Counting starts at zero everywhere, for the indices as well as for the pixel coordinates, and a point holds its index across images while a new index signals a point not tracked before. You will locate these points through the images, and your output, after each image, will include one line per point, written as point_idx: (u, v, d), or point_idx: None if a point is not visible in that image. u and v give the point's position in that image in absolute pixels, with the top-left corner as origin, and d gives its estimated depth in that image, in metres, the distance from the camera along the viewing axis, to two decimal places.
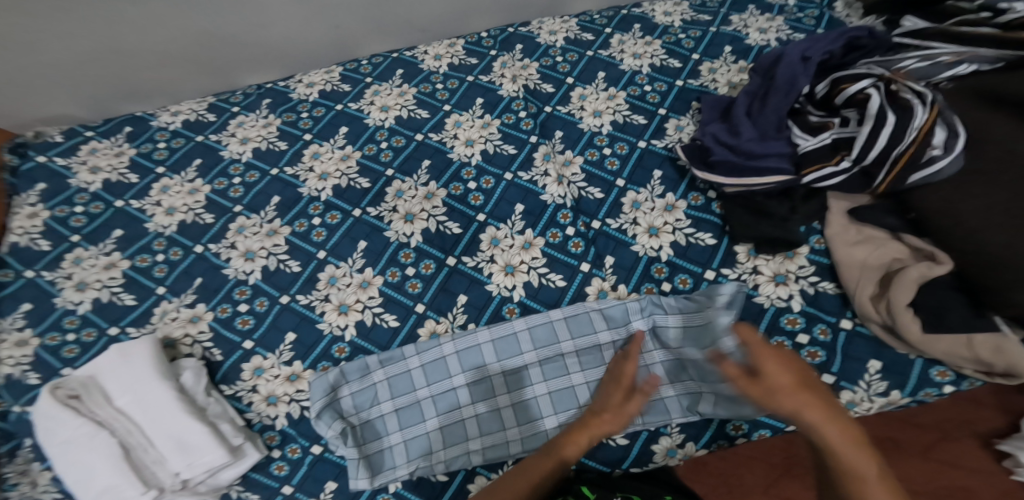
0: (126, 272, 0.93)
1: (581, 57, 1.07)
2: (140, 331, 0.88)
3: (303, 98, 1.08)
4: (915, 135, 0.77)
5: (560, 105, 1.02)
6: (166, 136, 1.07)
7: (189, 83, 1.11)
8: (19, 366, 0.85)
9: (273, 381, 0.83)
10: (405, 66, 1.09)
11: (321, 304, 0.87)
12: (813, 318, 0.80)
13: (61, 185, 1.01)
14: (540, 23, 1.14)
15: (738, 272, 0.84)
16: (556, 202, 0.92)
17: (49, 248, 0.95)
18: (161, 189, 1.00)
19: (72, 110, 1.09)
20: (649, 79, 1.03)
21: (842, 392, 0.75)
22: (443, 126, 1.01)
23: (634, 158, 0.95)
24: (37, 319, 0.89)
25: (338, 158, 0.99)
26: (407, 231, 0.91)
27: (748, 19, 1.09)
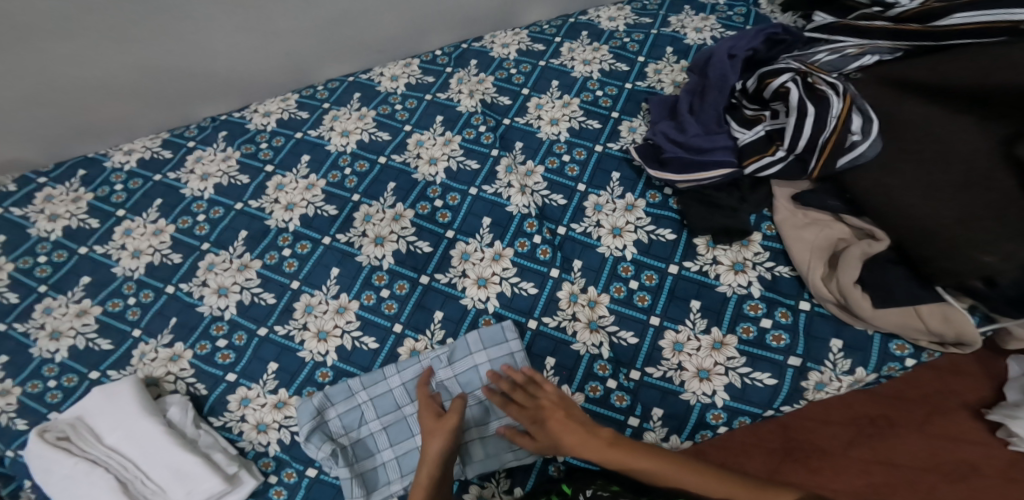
0: (99, 318, 0.93)
1: (534, 68, 1.10)
2: (120, 374, 0.88)
3: (263, 128, 1.09)
4: (835, 123, 0.82)
5: (517, 116, 1.04)
6: (122, 177, 1.06)
7: (142, 119, 1.11)
8: (5, 414, 0.85)
9: (261, 410, 0.84)
10: (362, 89, 1.11)
11: (300, 332, 0.89)
12: (774, 302, 0.85)
13: (21, 235, 1.00)
14: (491, 37, 1.17)
15: (700, 264, 0.88)
16: (521, 212, 0.94)
17: (18, 300, 0.94)
18: (125, 231, 1.00)
19: (24, 156, 1.08)
20: (600, 85, 1.07)
21: (810, 373, 0.80)
22: (404, 147, 1.03)
23: (593, 162, 0.98)
24: (12, 371, 0.88)
25: (303, 187, 1.01)
26: (379, 254, 0.93)
27: (687, 20, 1.13)
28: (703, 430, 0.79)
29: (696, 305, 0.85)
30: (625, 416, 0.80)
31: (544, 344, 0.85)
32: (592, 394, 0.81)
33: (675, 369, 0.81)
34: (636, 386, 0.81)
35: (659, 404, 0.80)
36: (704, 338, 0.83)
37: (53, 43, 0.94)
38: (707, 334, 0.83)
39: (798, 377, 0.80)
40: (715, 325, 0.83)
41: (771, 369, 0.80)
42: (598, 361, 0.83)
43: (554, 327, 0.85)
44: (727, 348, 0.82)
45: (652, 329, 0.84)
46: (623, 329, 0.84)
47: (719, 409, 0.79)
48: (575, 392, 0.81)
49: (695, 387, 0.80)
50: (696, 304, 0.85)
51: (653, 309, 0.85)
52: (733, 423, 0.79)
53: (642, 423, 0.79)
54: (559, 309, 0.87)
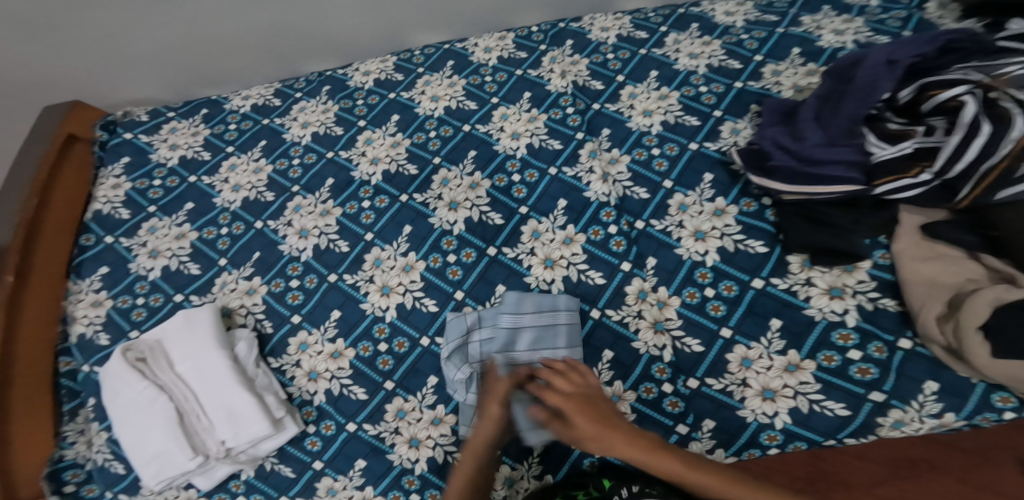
0: (193, 243, 0.99)
1: (634, 55, 1.05)
2: (202, 299, 0.93)
3: (360, 86, 1.12)
4: (1012, 147, 0.72)
5: (608, 102, 1.01)
6: (237, 118, 1.13)
7: (258, 72, 1.21)
8: (93, 326, 0.93)
9: (316, 357, 0.87)
10: (456, 57, 1.11)
11: (366, 284, 0.90)
12: (869, 335, 0.76)
13: (143, 159, 1.09)
14: (592, 19, 1.13)
15: (789, 283, 0.81)
16: (600, 200, 0.91)
17: (129, 216, 1.03)
18: (230, 167, 1.06)
19: (156, 94, 1.21)
20: (705, 80, 1.00)
21: (891, 411, 0.72)
22: (489, 118, 1.02)
23: (684, 160, 0.93)
24: (112, 282, 0.96)
25: (389, 144, 1.03)
26: (451, 219, 0.93)
27: (822, 21, 1.03)
28: (752, 449, 0.73)
29: (776, 324, 0.79)
30: (673, 421, 0.76)
31: (604, 336, 0.82)
32: (644, 395, 0.78)
33: (738, 384, 0.77)
34: (695, 393, 0.77)
35: (714, 416, 0.76)
36: (778, 358, 0.77)
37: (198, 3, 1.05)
38: (783, 355, 0.77)
39: (875, 413, 0.72)
40: (794, 348, 0.77)
41: (846, 400, 0.74)
42: (656, 364, 0.79)
43: (617, 322, 0.83)
44: (801, 372, 0.75)
45: (721, 341, 0.79)
46: (689, 335, 0.80)
47: (777, 430, 0.74)
48: (627, 389, 0.79)
49: (756, 405, 0.75)
50: (776, 322, 0.79)
51: (726, 320, 0.80)
52: (788, 447, 0.73)
53: (689, 432, 0.75)
54: (625, 304, 0.84)
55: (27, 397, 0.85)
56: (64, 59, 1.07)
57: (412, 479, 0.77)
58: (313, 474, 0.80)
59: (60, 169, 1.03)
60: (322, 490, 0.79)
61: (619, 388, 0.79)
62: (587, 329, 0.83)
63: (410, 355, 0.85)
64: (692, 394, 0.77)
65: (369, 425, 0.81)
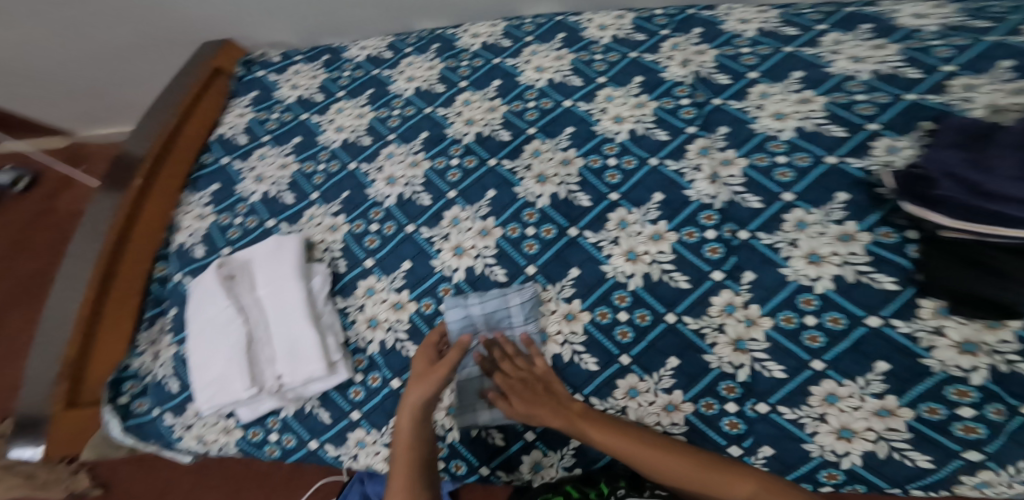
0: (293, 174, 1.02)
1: (776, 51, 0.95)
2: (291, 227, 0.96)
3: (467, 47, 1.11)
4: None
5: (733, 99, 0.92)
6: (351, 66, 1.15)
7: (376, 27, 1.24)
8: (193, 237, 1.00)
9: (379, 305, 0.87)
10: (568, 30, 1.08)
11: (440, 241, 0.90)
12: (991, 395, 0.65)
13: (268, 95, 1.15)
14: (730, 9, 1.05)
15: (913, 327, 0.70)
16: (702, 201, 0.85)
17: (246, 143, 1.09)
18: (336, 110, 1.08)
19: (288, 39, 1.29)
20: (865, 88, 0.86)
21: (981, 472, 0.64)
22: (593, 97, 0.98)
23: (815, 173, 0.82)
24: (219, 199, 1.03)
25: (485, 108, 1.01)
26: (536, 192, 0.91)
27: None
28: (805, 483, 0.69)
29: (880, 367, 0.69)
30: (727, 442, 0.72)
31: (673, 342, 0.77)
32: (703, 410, 0.74)
33: (814, 418, 0.69)
34: (758, 416, 0.72)
35: (771, 443, 0.70)
36: (870, 401, 0.68)
37: None
38: (878, 398, 0.68)
39: (961, 471, 0.64)
40: (894, 393, 0.68)
41: (935, 454, 0.65)
42: (726, 382, 0.74)
43: (692, 330, 0.77)
44: (894, 419, 0.67)
45: (809, 372, 0.71)
46: (772, 360, 0.73)
47: (840, 469, 0.67)
48: (686, 400, 0.74)
49: (827, 442, 0.68)
50: (881, 365, 0.69)
51: (821, 353, 0.72)
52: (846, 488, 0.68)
53: (742, 455, 0.71)
54: (706, 313, 0.78)
55: (124, 291, 0.95)
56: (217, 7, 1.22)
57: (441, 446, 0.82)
58: (348, 423, 0.82)
59: (202, 100, 1.14)
60: (352, 440, 0.81)
61: (678, 398, 0.75)
62: (656, 333, 0.79)
63: None
64: (755, 416, 0.72)
65: None
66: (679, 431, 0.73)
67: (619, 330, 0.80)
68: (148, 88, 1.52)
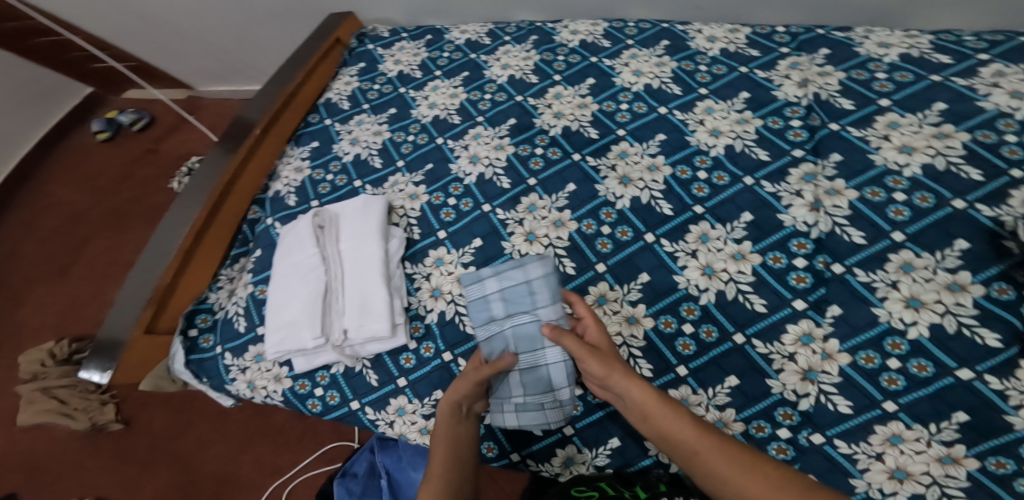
0: (384, 140, 1.08)
1: (920, 79, 0.88)
2: (375, 190, 1.02)
3: (566, 43, 1.13)
4: None
5: (852, 126, 0.88)
6: (451, 48, 1.19)
7: (481, 13, 1.27)
8: (288, 188, 1.07)
9: (445, 277, 0.91)
10: (672, 38, 1.08)
11: (514, 225, 0.92)
12: None
13: (373, 68, 1.21)
14: (868, 33, 0.98)
15: (1009, 386, 0.66)
16: (795, 227, 0.83)
17: (348, 108, 1.15)
18: (432, 87, 1.13)
19: (394, 16, 1.35)
20: (1018, 128, 0.79)
21: None
22: (691, 107, 0.97)
23: (937, 216, 0.77)
24: (316, 155, 1.10)
25: (576, 104, 1.03)
26: (618, 192, 0.91)
27: None
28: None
29: (959, 418, 0.66)
30: None
31: (736, 362, 0.76)
32: (752, 431, 0.72)
33: (870, 456, 0.67)
34: (808, 446, 0.70)
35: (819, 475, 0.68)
36: (935, 448, 0.65)
37: None
38: (945, 446, 0.65)
39: None
40: (963, 443, 0.65)
41: None
42: (782, 409, 0.73)
43: (761, 354, 0.76)
44: (956, 467, 0.64)
45: (878, 411, 0.69)
46: (840, 395, 0.71)
47: None
48: (737, 420, 0.73)
49: (878, 481, 0.66)
50: (960, 415, 0.66)
51: (897, 396, 0.69)
52: None
53: None
54: (779, 340, 0.76)
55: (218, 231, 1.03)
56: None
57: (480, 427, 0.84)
58: (393, 389, 0.86)
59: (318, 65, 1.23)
60: (392, 407, 0.85)
61: (728, 416, 0.74)
62: (721, 351, 0.78)
63: None
64: (806, 445, 0.70)
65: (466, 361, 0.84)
66: None
67: (681, 342, 0.79)
68: (261, 50, 1.64)
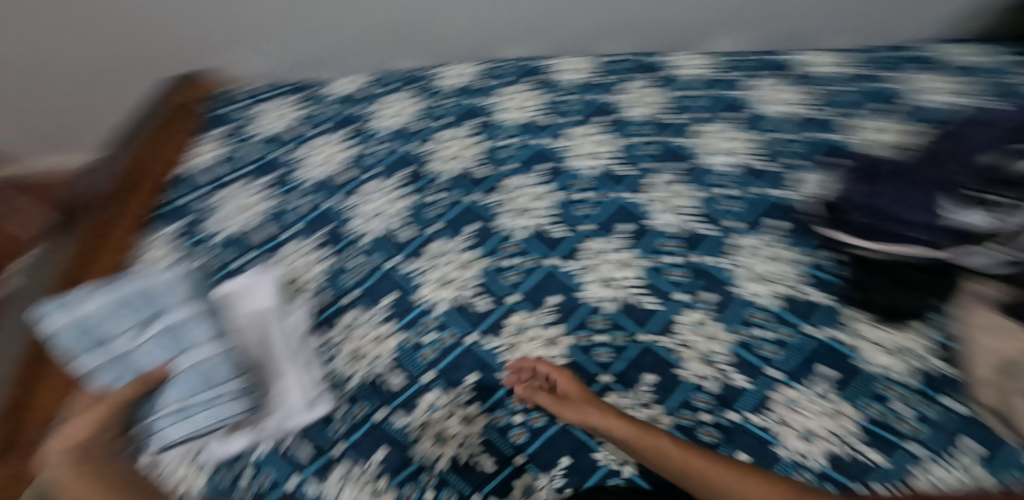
0: (266, 211, 1.07)
1: (723, 92, 1.13)
2: (264, 261, 1.00)
3: (449, 87, 1.23)
4: None
5: (692, 136, 1.07)
6: (331, 101, 1.24)
7: (358, 61, 1.35)
8: (163, 265, 1.00)
9: (360, 341, 0.92)
10: (543, 75, 1.22)
11: (422, 278, 0.97)
12: (927, 397, 0.76)
13: (240, 130, 1.22)
14: (685, 54, 1.24)
15: (850, 335, 0.83)
16: (664, 230, 0.97)
17: (215, 177, 1.14)
18: (319, 142, 1.16)
19: (264, 72, 1.37)
20: (799, 126, 1.05)
21: (932, 468, 0.72)
22: (569, 135, 1.10)
23: (762, 202, 0.96)
24: (189, 232, 1.05)
25: (466, 145, 1.12)
26: (522, 226, 1.01)
27: (924, 77, 1.09)
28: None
29: (826, 373, 0.82)
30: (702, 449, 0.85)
31: (650, 361, 0.91)
32: (681, 422, 0.87)
33: (776, 422, 0.83)
34: (731, 423, 0.85)
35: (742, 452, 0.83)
36: (821, 402, 0.81)
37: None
38: (825, 399, 0.81)
39: (912, 467, 0.73)
40: (839, 397, 0.80)
41: (880, 448, 0.76)
42: (698, 394, 0.88)
43: (664, 348, 0.91)
44: (843, 419, 0.79)
45: (764, 379, 0.85)
46: (737, 372, 0.87)
47: (809, 472, 0.78)
48: (666, 414, 0.88)
49: (795, 446, 0.80)
50: (825, 371, 0.82)
51: (775, 362, 0.85)
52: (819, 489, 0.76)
53: None
54: (676, 332, 0.91)
55: None
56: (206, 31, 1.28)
57: (429, 476, 0.82)
58: (328, 459, 0.79)
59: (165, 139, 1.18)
60: (336, 474, 0.77)
61: (656, 412, 0.89)
62: (633, 353, 0.92)
63: (455, 351, 0.93)
64: (729, 426, 0.85)
65: (402, 413, 0.86)
66: None
67: (598, 353, 0.94)
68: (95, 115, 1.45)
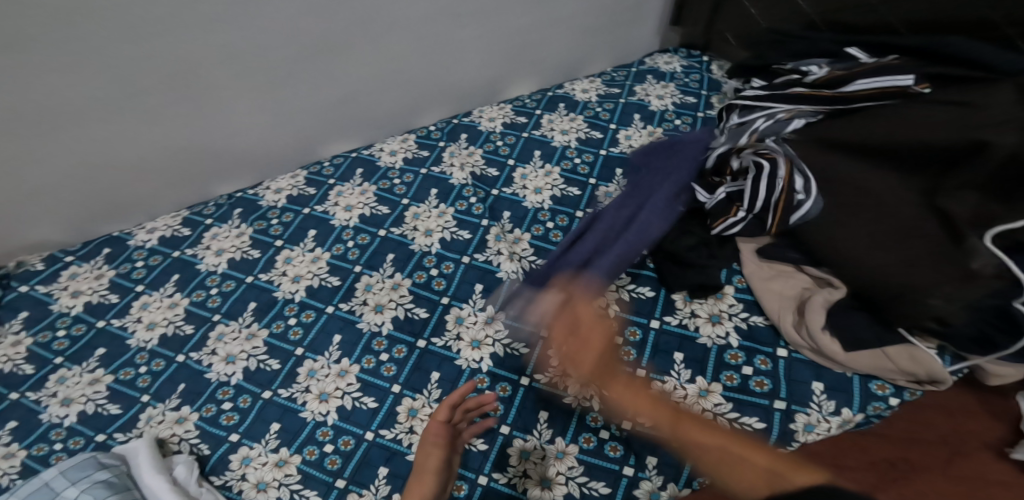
0: (110, 386, 1.01)
1: (518, 139, 1.34)
2: (127, 435, 0.95)
3: (274, 204, 1.26)
4: (783, 183, 1.00)
5: (504, 186, 1.24)
6: (143, 254, 1.20)
7: (167, 198, 1.27)
8: (7, 476, 0.90)
9: (262, 468, 0.91)
10: (364, 164, 1.32)
11: (303, 395, 0.98)
12: (752, 350, 0.98)
13: (44, 311, 1.11)
14: (480, 113, 1.43)
15: (679, 317, 1.04)
16: (511, 277, 1.09)
17: (34, 371, 1.03)
18: (142, 305, 1.11)
19: (51, 236, 1.21)
20: (577, 152, 1.30)
21: (796, 416, 0.91)
22: (402, 220, 1.20)
23: (574, 227, 1.16)
24: (23, 433, 0.95)
25: (309, 260, 1.15)
26: (378, 321, 1.05)
27: (649, 89, 1.45)
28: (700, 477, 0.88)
29: (679, 356, 0.99)
30: (620, 465, 0.89)
31: (538, 399, 0.96)
32: (585, 445, 0.91)
33: None
34: (628, 430, 0.92)
35: (654, 456, 0.90)
36: (690, 386, 0.95)
37: (119, 119, 1.10)
38: (693, 383, 0.95)
39: (785, 420, 0.90)
40: (700, 374, 0.96)
41: (759, 414, 0.91)
42: (590, 413, 0.94)
43: (546, 383, 0.97)
44: (713, 395, 0.94)
45: (639, 381, 0.97)
46: None
47: None
48: (569, 443, 0.91)
49: None
50: (678, 355, 0.99)
51: (639, 362, 0.99)
52: None
53: (638, 472, 0.89)
54: (549, 366, 0.99)
55: None
56: None
57: None
58: None
59: None
60: None
61: (562, 444, 0.91)
62: (520, 397, 0.96)
63: (356, 451, 0.92)
64: (631, 434, 0.92)
65: None
66: (578, 472, 0.89)
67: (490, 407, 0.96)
68: None
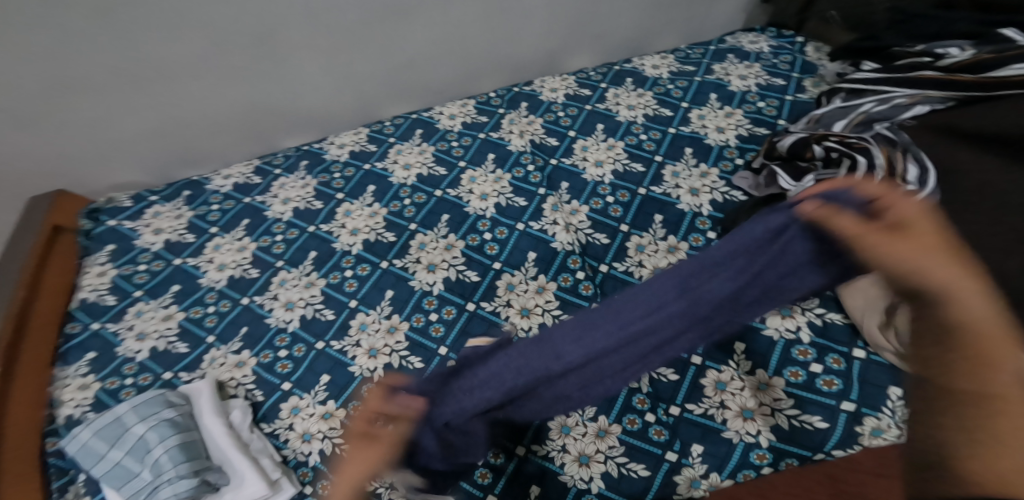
0: (181, 323, 1.07)
1: (581, 111, 1.30)
2: (191, 375, 1.00)
3: (337, 158, 1.28)
4: (883, 172, 0.90)
5: (564, 157, 1.21)
6: (219, 199, 1.25)
7: (239, 148, 1.32)
8: (79, 407, 0.97)
9: (308, 420, 0.93)
10: (424, 126, 1.32)
11: (353, 349, 0.99)
12: (824, 349, 0.90)
13: (128, 245, 1.19)
14: (542, 83, 1.39)
15: None
16: (566, 248, 1.05)
17: (115, 302, 1.10)
18: (214, 247, 1.17)
19: (139, 178, 1.29)
20: (644, 129, 1.24)
21: (865, 419, 0.83)
22: (459, 182, 1.19)
23: (635, 203, 1.11)
24: (98, 366, 1.02)
25: (367, 215, 1.16)
26: (430, 280, 1.05)
27: (729, 68, 1.36)
28: (746, 470, 0.82)
29: (741, 347, 0.93)
30: (662, 450, 0.85)
31: None
32: (629, 426, 0.87)
33: (717, 406, 0.87)
34: (676, 415, 0.87)
35: (699, 443, 0.85)
36: (749, 379, 0.89)
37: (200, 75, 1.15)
38: (753, 375, 0.89)
39: (851, 422, 0.83)
40: (761, 367, 0.90)
41: (823, 413, 0.84)
42: (636, 395, 0.90)
43: None
44: (773, 390, 0.87)
45: (694, 367, 0.92)
46: (662, 365, 0.93)
47: (765, 449, 0.83)
48: (613, 423, 0.88)
49: (739, 426, 0.85)
50: (740, 345, 0.93)
51: (695, 348, 0.94)
52: (781, 465, 0.82)
53: (681, 459, 0.84)
54: None
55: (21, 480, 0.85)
56: (65, 143, 1.17)
57: None
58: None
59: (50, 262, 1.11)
60: None
61: (605, 423, 0.88)
62: None
63: None
64: (678, 419, 0.87)
65: None
66: (619, 453, 0.85)
67: None
68: None
